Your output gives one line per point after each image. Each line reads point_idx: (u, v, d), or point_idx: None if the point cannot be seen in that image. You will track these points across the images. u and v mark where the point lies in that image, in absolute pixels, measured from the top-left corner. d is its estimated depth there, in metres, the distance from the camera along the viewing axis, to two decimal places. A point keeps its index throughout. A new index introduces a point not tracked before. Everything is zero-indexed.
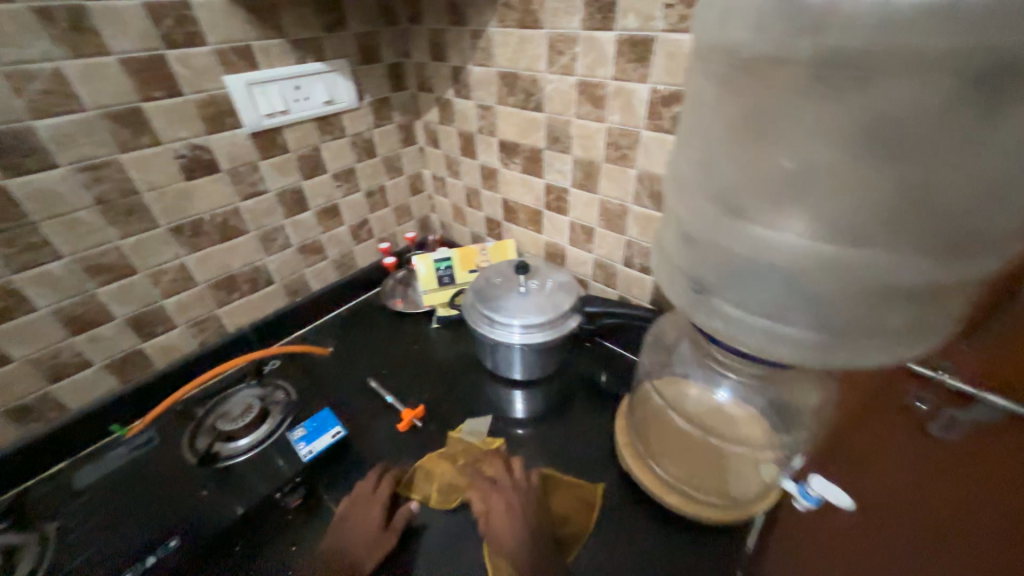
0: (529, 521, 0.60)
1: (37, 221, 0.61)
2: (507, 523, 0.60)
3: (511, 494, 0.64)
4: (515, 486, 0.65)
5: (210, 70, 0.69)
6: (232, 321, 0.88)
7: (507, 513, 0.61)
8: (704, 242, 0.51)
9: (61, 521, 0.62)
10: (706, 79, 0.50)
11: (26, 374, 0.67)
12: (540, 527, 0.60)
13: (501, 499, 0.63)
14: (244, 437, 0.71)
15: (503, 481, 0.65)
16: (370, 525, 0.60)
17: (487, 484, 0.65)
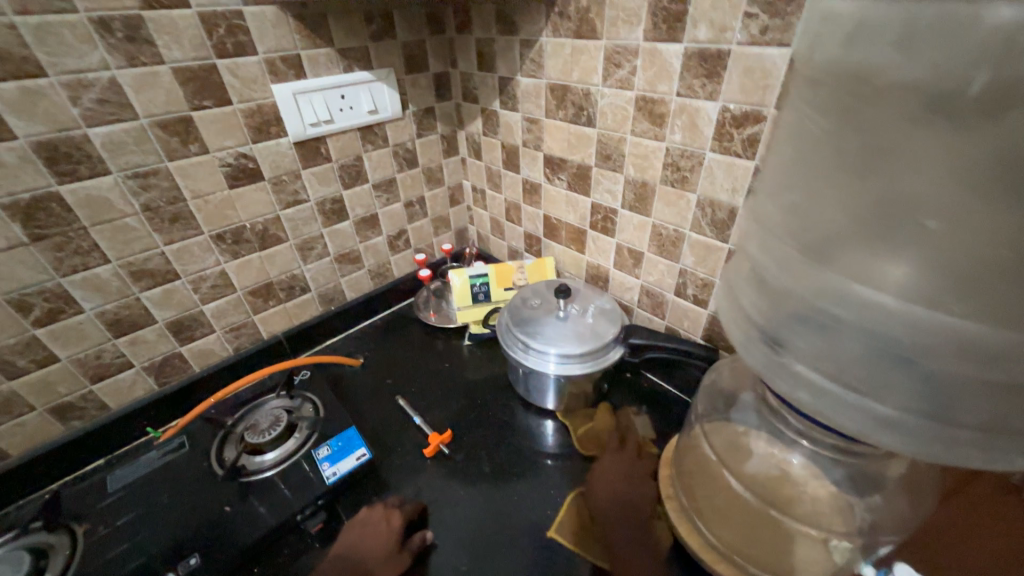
0: (640, 491, 0.65)
1: (88, 226, 0.62)
2: (613, 481, 0.67)
3: (630, 469, 0.68)
4: (638, 464, 0.69)
5: (258, 80, 0.69)
6: (268, 328, 0.88)
7: (613, 478, 0.67)
8: (789, 295, 0.46)
9: (90, 523, 0.62)
10: (808, 104, 0.43)
11: (71, 373, 0.68)
12: (643, 500, 0.64)
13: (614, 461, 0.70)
14: (270, 452, 0.70)
15: (626, 454, 0.71)
16: (382, 540, 0.59)
17: (617, 448, 0.72)
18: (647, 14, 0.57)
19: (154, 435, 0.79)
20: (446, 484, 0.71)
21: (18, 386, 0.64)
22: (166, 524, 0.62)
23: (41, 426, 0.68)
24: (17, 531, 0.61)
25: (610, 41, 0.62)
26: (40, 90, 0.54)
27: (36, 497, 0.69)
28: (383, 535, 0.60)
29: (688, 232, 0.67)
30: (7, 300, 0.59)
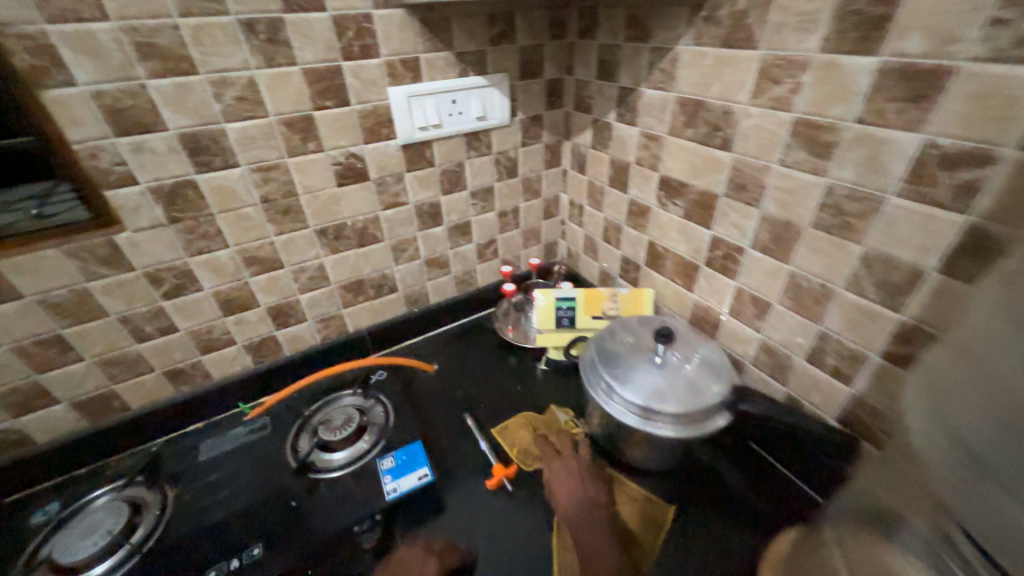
0: (589, 493, 0.63)
1: (214, 213, 0.67)
2: (568, 491, 0.64)
3: (576, 468, 0.67)
4: (583, 460, 0.68)
5: (377, 82, 0.69)
6: (354, 322, 0.90)
7: (570, 484, 0.65)
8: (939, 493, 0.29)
9: (181, 488, 0.68)
10: None
11: (186, 343, 0.74)
12: (596, 504, 0.62)
13: (563, 466, 0.67)
14: (340, 452, 0.70)
15: (567, 455, 0.69)
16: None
17: (555, 454, 0.70)
18: (830, 19, 0.46)
19: (243, 409, 0.84)
20: (504, 524, 0.65)
21: (144, 349, 0.71)
22: (239, 506, 0.64)
23: (157, 385, 0.75)
24: (122, 482, 0.68)
25: (772, 51, 0.52)
26: (191, 86, 0.58)
27: (145, 450, 0.77)
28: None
29: (842, 290, 0.54)
30: (143, 272, 0.66)
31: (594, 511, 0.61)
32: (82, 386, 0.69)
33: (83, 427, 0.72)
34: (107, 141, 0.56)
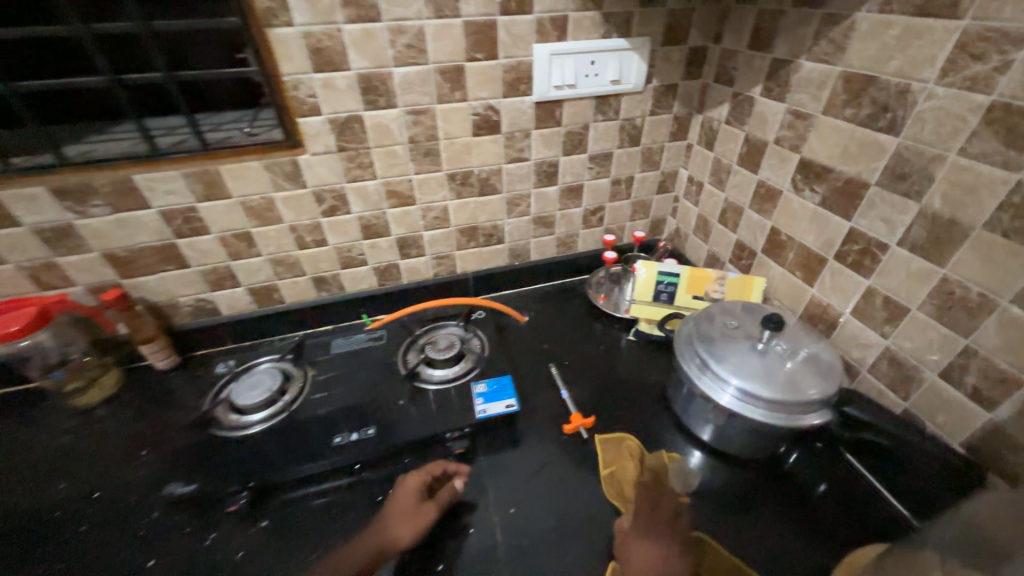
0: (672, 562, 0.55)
1: (370, 147, 0.77)
2: (648, 546, 0.57)
3: (664, 527, 0.60)
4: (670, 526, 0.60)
5: (526, 38, 0.73)
6: (463, 264, 0.99)
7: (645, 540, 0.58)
8: None
9: (316, 370, 0.83)
10: None
11: (332, 257, 0.89)
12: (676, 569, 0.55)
13: (647, 523, 0.60)
14: (440, 369, 0.80)
15: (658, 516, 0.61)
16: (409, 504, 0.61)
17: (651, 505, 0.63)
18: None
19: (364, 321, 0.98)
20: (574, 466, 0.71)
21: (303, 255, 0.87)
22: (359, 394, 0.78)
23: (306, 287, 0.91)
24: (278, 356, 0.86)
25: (980, 22, 0.45)
26: (374, 32, 0.66)
27: (289, 337, 0.96)
28: (406, 494, 0.62)
29: (1007, 304, 0.48)
30: (312, 191, 0.79)
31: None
32: (257, 277, 0.87)
33: (251, 309, 0.91)
34: (305, 76, 0.67)
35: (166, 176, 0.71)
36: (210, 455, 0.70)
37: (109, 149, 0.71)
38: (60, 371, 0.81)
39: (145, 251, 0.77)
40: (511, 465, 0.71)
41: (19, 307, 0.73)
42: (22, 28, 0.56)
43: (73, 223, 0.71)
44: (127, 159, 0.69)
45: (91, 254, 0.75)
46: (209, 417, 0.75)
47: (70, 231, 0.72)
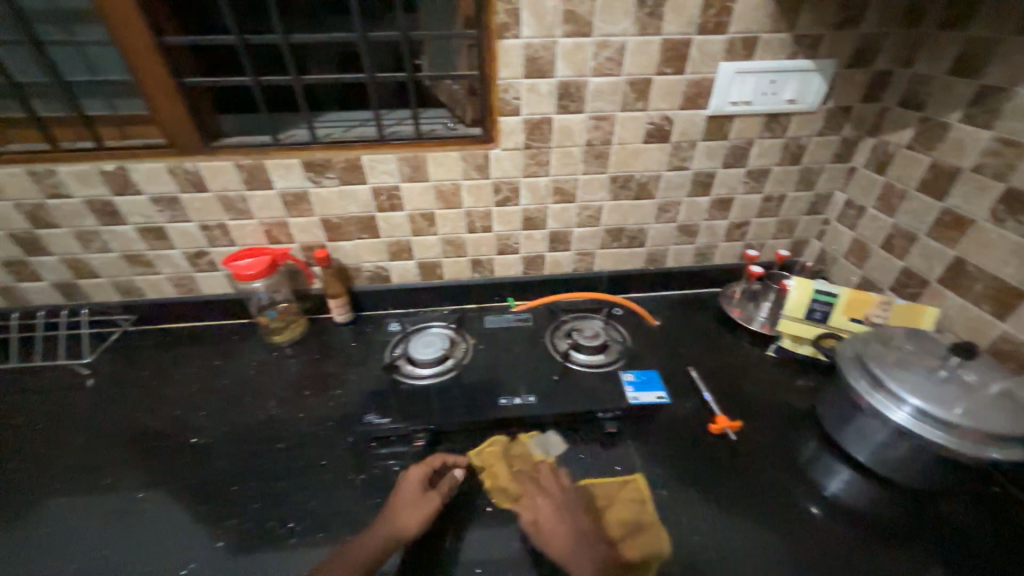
0: (581, 528, 0.62)
1: (551, 146, 0.86)
2: (558, 527, 0.61)
3: (562, 501, 0.65)
4: (566, 492, 0.66)
5: (715, 56, 0.78)
6: (601, 263, 1.05)
7: (552, 512, 0.63)
8: None
9: (474, 339, 0.92)
10: None
11: (492, 242, 0.98)
12: (589, 531, 0.61)
13: (548, 501, 0.64)
14: (583, 355, 0.86)
15: (552, 491, 0.66)
16: (411, 497, 0.64)
17: (539, 489, 0.66)
18: None
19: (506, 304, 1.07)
20: (722, 464, 0.74)
21: (469, 238, 0.97)
22: (514, 365, 0.85)
23: (463, 267, 1.02)
24: (447, 323, 0.96)
25: None
26: (583, 46, 0.75)
27: (439, 310, 1.07)
28: (411, 486, 0.65)
29: None
30: (493, 181, 0.89)
31: (591, 545, 0.60)
32: (428, 253, 0.99)
33: (415, 281, 1.03)
34: (516, 81, 0.78)
35: (386, 158, 0.84)
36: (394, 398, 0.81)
37: (346, 133, 0.86)
38: (270, 310, 0.98)
39: (351, 220, 0.92)
40: (665, 453, 0.75)
41: (257, 254, 0.89)
42: (325, 36, 0.73)
43: (309, 191, 0.87)
44: (361, 141, 0.83)
45: (313, 217, 0.90)
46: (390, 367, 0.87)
47: (305, 197, 0.87)
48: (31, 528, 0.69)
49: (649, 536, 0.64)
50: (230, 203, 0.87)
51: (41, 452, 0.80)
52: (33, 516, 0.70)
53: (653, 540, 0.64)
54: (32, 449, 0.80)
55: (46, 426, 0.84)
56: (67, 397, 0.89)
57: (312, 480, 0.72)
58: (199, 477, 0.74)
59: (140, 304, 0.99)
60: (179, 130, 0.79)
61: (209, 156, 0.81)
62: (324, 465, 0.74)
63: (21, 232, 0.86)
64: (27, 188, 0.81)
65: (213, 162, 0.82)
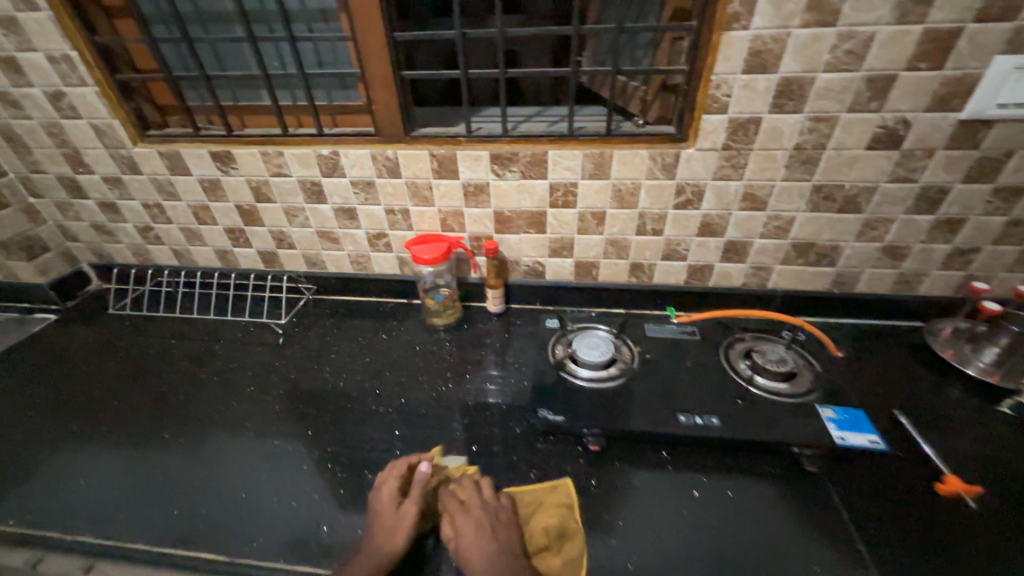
0: (500, 545, 0.61)
1: (752, 148, 0.78)
2: (477, 545, 0.61)
3: (480, 517, 0.64)
4: (484, 505, 0.65)
5: (989, 48, 0.65)
6: (777, 280, 0.95)
7: (469, 531, 0.62)
8: None
9: (640, 346, 0.88)
10: None
11: (659, 246, 0.94)
12: (512, 545, 0.62)
13: (466, 522, 0.63)
14: (762, 378, 0.79)
15: (471, 505, 0.65)
16: (388, 512, 0.66)
17: (459, 509, 0.65)
18: None
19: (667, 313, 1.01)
20: (952, 531, 0.62)
21: (635, 241, 0.93)
22: (688, 379, 0.80)
23: (623, 270, 0.98)
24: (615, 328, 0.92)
25: None
26: (822, 36, 0.67)
27: (586, 311, 1.04)
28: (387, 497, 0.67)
29: None
30: (677, 183, 0.84)
31: (509, 559, 0.60)
32: (589, 252, 0.96)
33: (570, 280, 1.02)
34: (731, 76, 0.72)
35: (572, 154, 0.83)
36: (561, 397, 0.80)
37: (534, 128, 0.86)
38: (437, 291, 1.03)
39: (523, 214, 0.92)
40: (873, 503, 0.65)
41: (435, 241, 0.93)
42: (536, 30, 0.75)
43: (491, 183, 0.89)
44: (550, 136, 0.83)
45: (488, 208, 0.93)
46: (556, 365, 0.86)
47: (484, 188, 0.90)
48: (250, 459, 0.80)
49: (571, 545, 0.62)
50: (416, 190, 0.92)
51: (251, 394, 0.93)
52: (249, 449, 0.82)
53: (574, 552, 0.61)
54: (243, 392, 0.94)
55: (253, 375, 0.97)
56: (265, 351, 1.02)
57: (480, 464, 0.74)
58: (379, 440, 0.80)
59: (323, 276, 1.10)
60: (388, 120, 0.85)
61: (407, 145, 0.87)
62: (493, 451, 0.76)
63: (245, 204, 1.00)
64: (258, 167, 0.93)
65: (411, 151, 0.87)
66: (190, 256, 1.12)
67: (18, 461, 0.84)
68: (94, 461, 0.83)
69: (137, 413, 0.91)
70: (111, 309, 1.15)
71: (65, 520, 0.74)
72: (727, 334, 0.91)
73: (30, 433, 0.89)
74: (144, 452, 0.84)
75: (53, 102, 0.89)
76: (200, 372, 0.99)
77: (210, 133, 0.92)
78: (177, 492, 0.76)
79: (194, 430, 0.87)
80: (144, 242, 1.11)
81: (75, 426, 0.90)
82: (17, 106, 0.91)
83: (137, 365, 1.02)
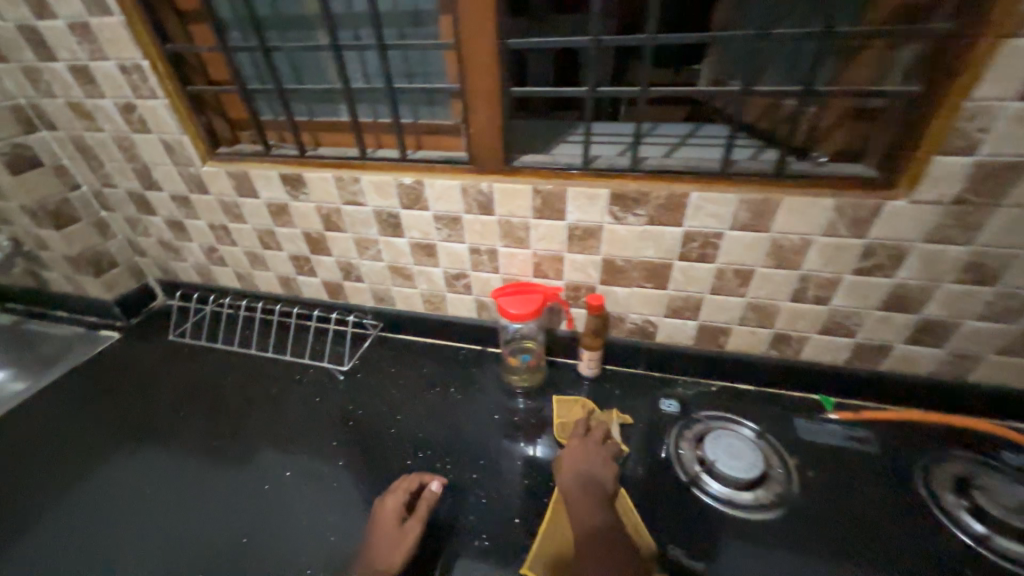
0: (598, 475, 0.64)
1: (1000, 204, 0.56)
2: (578, 459, 0.66)
3: (591, 447, 0.68)
4: (602, 443, 0.69)
5: None
6: (986, 374, 0.69)
7: (578, 453, 0.67)
8: None
9: (798, 460, 0.66)
10: None
11: (818, 317, 0.72)
12: (603, 480, 0.63)
13: (577, 445, 0.69)
14: (986, 527, 0.57)
15: (592, 436, 0.70)
16: (390, 524, 0.63)
17: (581, 433, 0.71)
18: None
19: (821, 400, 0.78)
20: None
21: (787, 308, 0.72)
22: (877, 525, 0.59)
23: (760, 340, 0.77)
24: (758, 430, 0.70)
25: None
26: None
27: (702, 384, 0.84)
28: (388, 510, 0.65)
29: None
30: (866, 243, 0.62)
31: (595, 487, 0.62)
32: (720, 316, 0.76)
33: (686, 344, 0.81)
34: (999, 104, 0.50)
35: (723, 198, 0.63)
36: (693, 523, 0.60)
37: (668, 159, 0.67)
38: (523, 352, 0.86)
39: (639, 265, 0.74)
40: None
41: (524, 292, 0.77)
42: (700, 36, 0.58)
43: (605, 227, 0.71)
44: (695, 173, 0.64)
45: (596, 256, 0.75)
46: (680, 484, 0.65)
47: (596, 233, 0.72)
48: (292, 502, 0.73)
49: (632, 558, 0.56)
50: (510, 229, 0.76)
51: (296, 428, 0.85)
52: (292, 489, 0.75)
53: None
54: (289, 425, 0.86)
55: (305, 421, 0.86)
56: (321, 396, 0.90)
57: None
58: (443, 528, 0.66)
59: (390, 312, 0.97)
60: (485, 146, 0.69)
61: (505, 177, 0.71)
62: None
63: (313, 232, 0.88)
64: (330, 193, 0.81)
65: (510, 185, 0.71)
66: (252, 280, 1.03)
67: (70, 472, 0.81)
68: (137, 494, 0.77)
69: (186, 440, 0.85)
70: (171, 335, 1.07)
71: (106, 560, 0.69)
72: (942, 452, 0.67)
73: (84, 441, 0.86)
74: (187, 478, 0.78)
75: (124, 115, 0.82)
76: (247, 394, 0.92)
77: (281, 152, 0.81)
78: (217, 530, 0.70)
79: (239, 458, 0.81)
80: (208, 262, 1.03)
81: (125, 438, 0.86)
82: (89, 118, 0.84)
83: (188, 379, 0.97)
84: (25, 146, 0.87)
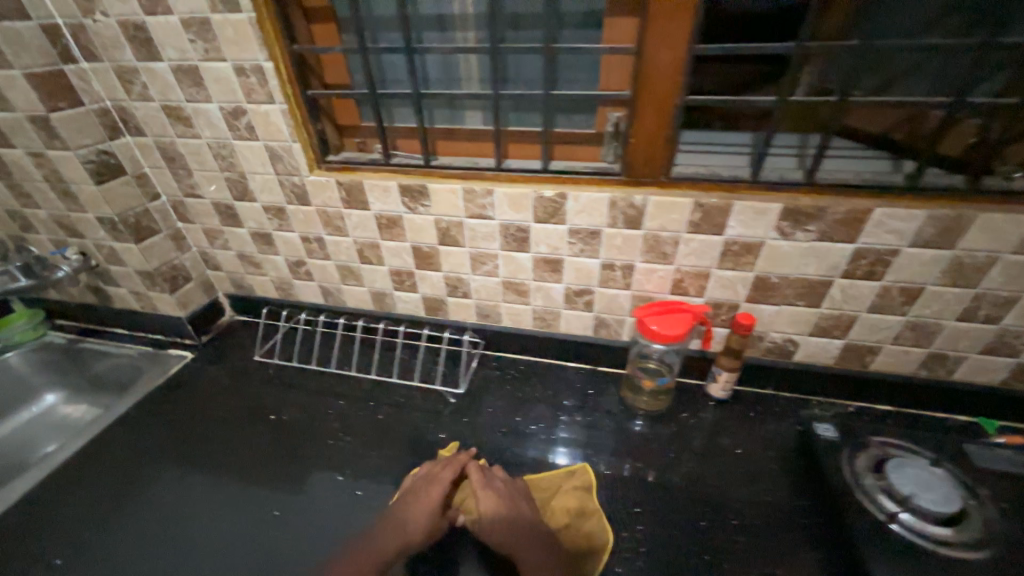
0: (519, 511, 0.65)
1: None
2: (497, 507, 0.64)
3: (502, 490, 0.67)
4: (502, 481, 0.69)
5: None
6: None
7: (491, 498, 0.65)
8: None
9: (989, 492, 0.62)
10: None
11: (982, 338, 0.69)
12: (528, 510, 0.66)
13: (488, 490, 0.67)
14: None
15: (487, 480, 0.69)
16: (432, 508, 0.65)
17: (481, 481, 0.68)
18: None
19: (976, 425, 0.76)
20: None
21: (950, 327, 0.69)
22: None
23: (911, 360, 0.74)
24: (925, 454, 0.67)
25: None
26: None
27: (840, 404, 0.81)
28: (433, 497, 0.66)
29: None
30: None
31: (531, 518, 0.65)
32: (872, 335, 0.73)
33: (825, 364, 0.78)
34: None
35: (911, 215, 0.60)
36: (910, 563, 0.55)
37: (844, 173, 0.64)
38: (659, 375, 0.82)
39: (795, 282, 0.70)
40: None
41: (675, 311, 0.72)
42: (917, 42, 0.54)
43: (767, 242, 0.67)
44: (881, 188, 0.60)
45: (748, 272, 0.71)
46: (877, 522, 0.59)
47: (754, 249, 0.68)
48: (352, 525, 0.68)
49: (594, 521, 0.67)
50: (655, 245, 0.72)
51: (358, 448, 0.80)
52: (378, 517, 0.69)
53: (597, 528, 0.66)
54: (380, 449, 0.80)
55: (418, 447, 0.80)
56: (429, 421, 0.84)
57: None
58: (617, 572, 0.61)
59: (494, 329, 0.92)
60: (644, 158, 0.65)
61: (661, 191, 0.67)
62: None
63: (424, 245, 0.83)
64: (454, 206, 0.76)
65: (668, 198, 0.67)
66: (340, 295, 0.97)
67: (122, 490, 0.76)
68: (197, 519, 0.71)
69: (247, 458, 0.79)
70: (257, 353, 0.99)
71: None
72: None
73: (130, 468, 0.79)
74: (243, 501, 0.73)
75: (230, 121, 0.76)
76: (306, 414, 0.87)
77: (402, 161, 0.76)
78: (279, 554, 0.66)
79: (296, 481, 0.75)
80: (292, 277, 0.97)
81: (168, 461, 0.80)
82: (187, 123, 0.78)
83: (247, 395, 0.91)
84: (111, 153, 0.80)
